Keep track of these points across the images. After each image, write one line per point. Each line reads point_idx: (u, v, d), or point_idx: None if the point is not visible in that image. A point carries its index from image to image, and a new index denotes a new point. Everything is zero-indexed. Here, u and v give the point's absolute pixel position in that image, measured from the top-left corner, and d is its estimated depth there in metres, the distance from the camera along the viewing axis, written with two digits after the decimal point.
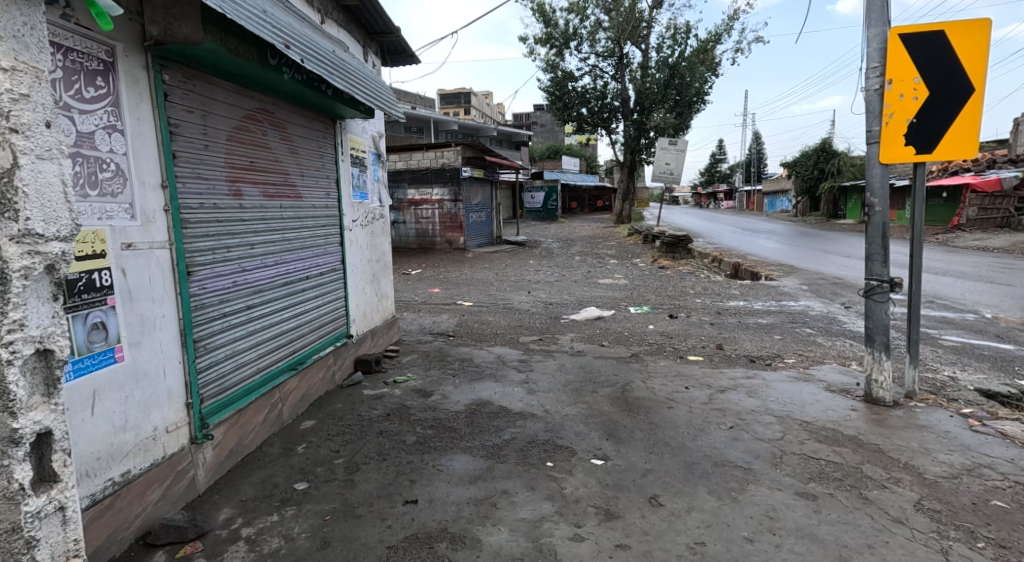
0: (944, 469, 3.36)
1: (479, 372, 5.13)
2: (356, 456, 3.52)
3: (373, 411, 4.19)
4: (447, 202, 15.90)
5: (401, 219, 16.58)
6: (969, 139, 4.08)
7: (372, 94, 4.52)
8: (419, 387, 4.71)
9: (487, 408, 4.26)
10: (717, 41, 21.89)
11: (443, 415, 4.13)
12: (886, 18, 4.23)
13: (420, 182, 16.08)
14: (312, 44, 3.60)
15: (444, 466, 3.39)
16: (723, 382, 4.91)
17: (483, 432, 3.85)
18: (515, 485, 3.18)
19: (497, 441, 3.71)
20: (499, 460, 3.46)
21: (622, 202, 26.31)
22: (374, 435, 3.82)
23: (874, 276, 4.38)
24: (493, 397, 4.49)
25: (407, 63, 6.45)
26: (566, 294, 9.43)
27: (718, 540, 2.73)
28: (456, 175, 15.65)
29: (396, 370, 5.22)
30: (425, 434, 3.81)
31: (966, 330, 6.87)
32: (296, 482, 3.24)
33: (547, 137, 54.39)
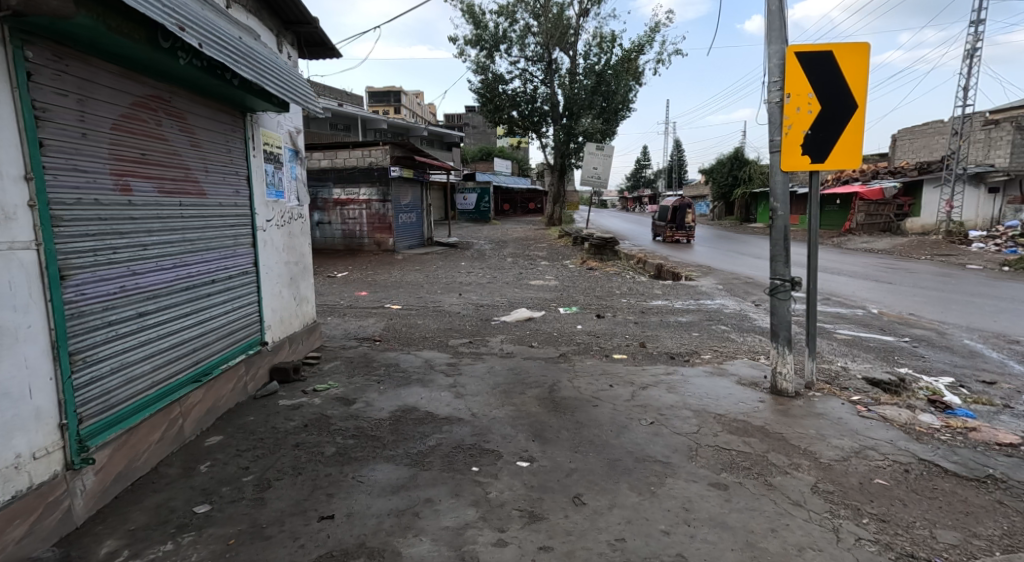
0: (837, 452, 3.61)
1: (405, 377, 4.98)
2: (267, 472, 3.31)
3: (290, 423, 3.96)
4: (375, 202, 15.48)
5: (326, 219, 15.99)
6: (854, 151, 4.42)
7: (287, 86, 4.26)
8: (341, 395, 4.51)
9: (413, 414, 4.15)
10: (640, 51, 22.67)
11: (365, 423, 3.98)
12: (785, 37, 4.54)
13: (347, 182, 15.55)
14: (213, 29, 3.35)
15: (365, 477, 3.26)
16: (646, 378, 5.07)
17: (407, 439, 3.74)
18: (439, 492, 3.10)
19: (421, 448, 3.61)
20: (424, 467, 3.36)
21: (554, 205, 26.68)
22: (289, 447, 3.61)
23: (778, 275, 4.66)
24: (419, 402, 4.37)
25: (327, 57, 6.20)
26: (495, 295, 9.42)
27: (637, 535, 2.77)
28: (384, 175, 15.27)
29: (316, 378, 4.97)
30: (345, 445, 3.65)
31: (856, 324, 7.49)
32: (196, 504, 3.00)
33: (478, 138, 54.34)
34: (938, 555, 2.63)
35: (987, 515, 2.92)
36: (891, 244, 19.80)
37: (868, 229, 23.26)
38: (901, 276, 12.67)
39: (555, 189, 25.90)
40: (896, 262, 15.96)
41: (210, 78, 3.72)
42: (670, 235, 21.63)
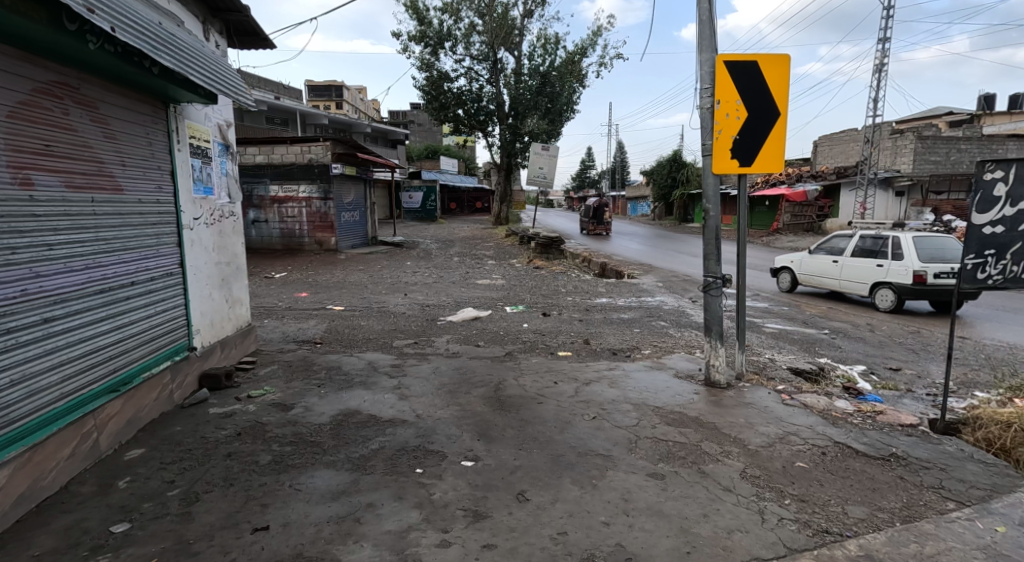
0: (763, 439, 3.83)
1: (347, 380, 4.90)
2: (195, 485, 3.19)
3: (221, 432, 3.82)
4: (315, 199, 15.05)
5: (263, 217, 15.40)
6: (778, 156, 4.71)
7: (213, 76, 4.10)
8: (277, 401, 4.39)
9: (355, 418, 4.09)
10: (584, 54, 23.04)
11: (305, 429, 3.89)
12: (715, 45, 4.77)
13: (285, 179, 15.03)
14: (126, 12, 3.19)
15: (303, 485, 3.19)
16: (589, 374, 5.20)
17: (349, 443, 3.69)
18: (382, 496, 3.08)
19: (363, 452, 3.57)
20: (366, 471, 3.33)
21: (500, 204, 26.73)
22: (220, 457, 3.49)
23: (710, 273, 4.88)
24: (362, 405, 4.32)
25: (259, 47, 6.01)
26: (442, 295, 9.38)
27: (579, 528, 2.85)
28: (324, 172, 14.87)
29: (251, 383, 4.81)
30: (282, 452, 3.56)
31: (783, 318, 7.94)
32: (114, 524, 2.85)
33: (423, 135, 53.70)
34: (850, 529, 2.85)
35: (891, 490, 3.19)
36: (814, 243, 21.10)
37: (794, 228, 24.67)
38: None
39: (501, 188, 25.98)
40: None
41: (125, 64, 3.54)
42: (593, 229, 26.14)
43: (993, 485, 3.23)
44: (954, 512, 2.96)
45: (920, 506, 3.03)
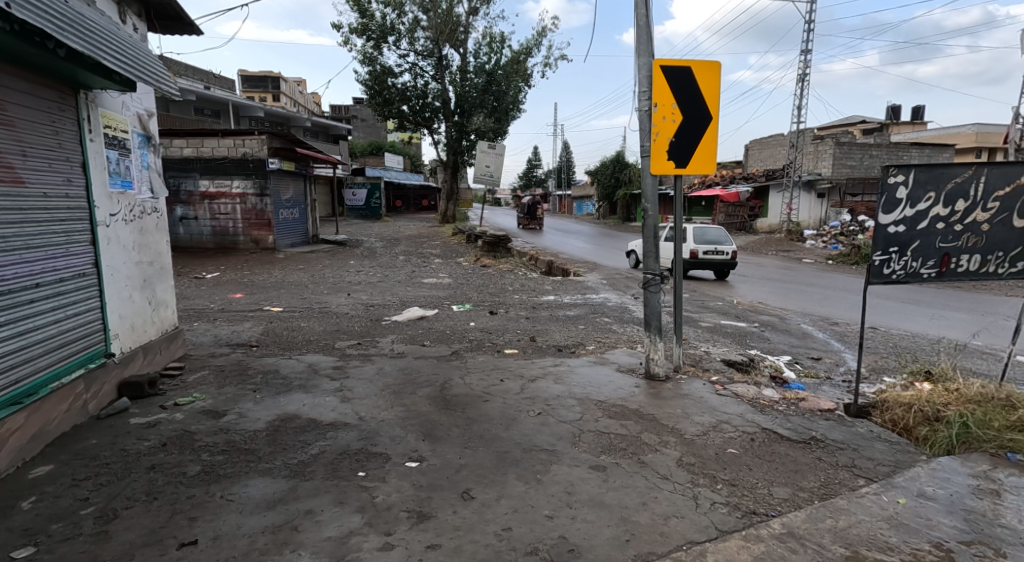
0: (699, 428, 4.01)
1: (285, 384, 4.77)
2: (113, 501, 3.04)
3: (143, 444, 3.65)
4: (250, 195, 14.49)
5: (192, 214, 14.67)
6: (710, 158, 4.94)
7: (131, 60, 3.90)
8: (207, 408, 4.22)
9: (293, 423, 3.99)
10: (529, 54, 23.14)
11: (238, 436, 3.77)
12: (651, 51, 4.94)
13: (216, 173, 14.37)
14: None
15: (236, 495, 3.09)
16: (534, 371, 5.28)
17: (286, 449, 3.60)
18: (321, 502, 3.03)
19: (302, 458, 3.49)
20: (304, 478, 3.26)
21: (446, 202, 26.51)
22: (143, 471, 3.33)
23: (649, 270, 5.05)
24: (301, 410, 4.21)
25: (183, 32, 5.75)
26: (387, 295, 9.25)
27: (523, 523, 2.89)
28: (260, 167, 14.34)
29: (178, 391, 4.59)
30: (212, 462, 3.43)
31: (718, 312, 8.32)
32: (18, 548, 2.68)
33: (367, 131, 52.58)
34: (775, 509, 3.04)
35: (811, 471, 3.41)
36: (746, 242, 22.15)
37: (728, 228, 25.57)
38: (758, 270, 14.17)
39: (447, 186, 25.83)
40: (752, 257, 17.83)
41: (24, 44, 3.31)
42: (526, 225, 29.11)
43: (897, 462, 3.51)
44: (864, 488, 3.20)
45: (836, 485, 3.26)
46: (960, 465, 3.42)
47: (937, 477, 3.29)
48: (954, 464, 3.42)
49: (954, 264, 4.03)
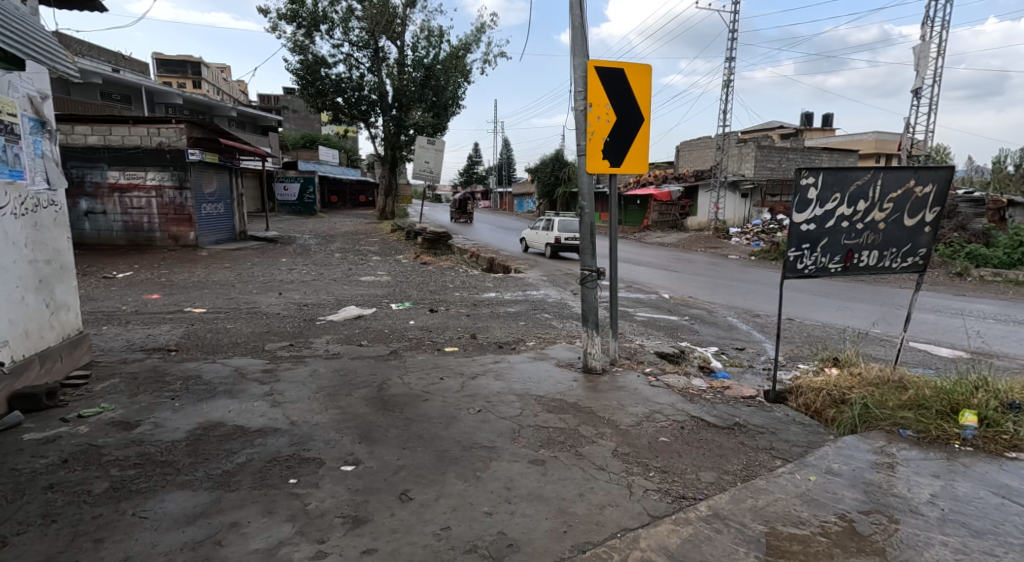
0: (633, 418, 4.17)
1: (208, 390, 4.55)
2: (3, 526, 2.80)
3: (40, 461, 3.38)
4: (167, 188, 13.69)
5: (99, 208, 13.66)
6: (642, 158, 5.13)
7: (18, 35, 3.61)
8: (118, 419, 3.96)
9: (217, 430, 3.82)
10: (468, 49, 23.01)
11: (152, 448, 3.56)
12: (586, 52, 5.06)
13: (129, 164, 13.48)
14: None
15: (151, 511, 2.93)
16: (474, 368, 5.30)
17: (210, 459, 3.44)
18: (248, 513, 2.92)
19: (227, 466, 3.35)
20: (229, 488, 3.13)
21: (385, 197, 26.04)
22: (39, 491, 3.09)
23: (586, 266, 5.18)
24: (225, 417, 4.02)
25: (78, 7, 5.38)
26: (322, 293, 9.00)
27: (462, 521, 2.91)
28: (178, 159, 13.56)
29: (82, 402, 4.29)
30: (122, 477, 3.23)
31: (653, 307, 8.63)
32: None
33: (299, 123, 50.77)
34: (702, 492, 3.21)
35: (734, 455, 3.63)
36: (678, 239, 23.07)
37: (661, 226, 26.45)
38: (689, 265, 14.80)
39: (386, 181, 25.37)
40: (684, 254, 18.58)
41: None
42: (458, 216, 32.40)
43: (809, 442, 3.80)
44: (780, 468, 3.44)
45: (756, 467, 3.48)
46: (862, 442, 3.73)
47: (842, 454, 3.58)
48: (857, 442, 3.74)
49: (857, 260, 4.39)
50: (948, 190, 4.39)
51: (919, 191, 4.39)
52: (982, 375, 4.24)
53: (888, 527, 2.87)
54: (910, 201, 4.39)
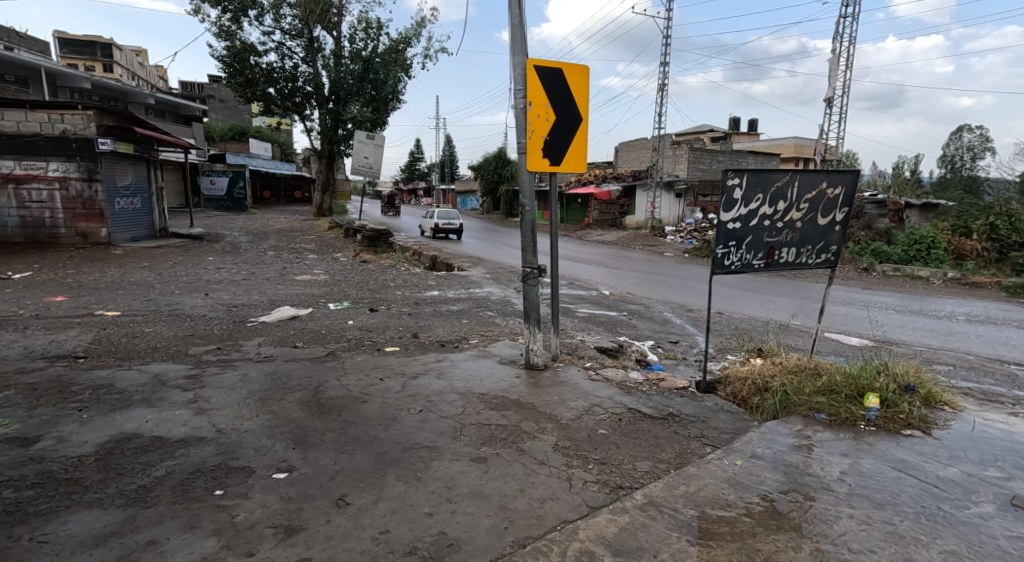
0: (574, 412, 4.25)
1: (122, 399, 4.27)
2: None
3: None
4: (73, 179, 12.67)
5: None
6: (580, 157, 5.23)
7: None
8: (16, 435, 3.65)
9: (133, 442, 3.59)
10: (407, 43, 22.68)
11: (57, 464, 3.30)
12: (526, 50, 5.10)
13: (28, 153, 12.40)
14: None
15: (55, 534, 2.72)
16: (416, 367, 5.24)
17: (124, 474, 3.23)
18: (167, 530, 2.76)
19: (144, 481, 3.16)
20: (146, 505, 2.95)
21: (322, 194, 25.28)
22: None
23: (528, 264, 5.22)
24: (142, 427, 3.78)
25: None
26: (254, 293, 8.64)
27: (401, 523, 2.88)
28: (85, 148, 12.60)
29: None
30: (20, 499, 2.97)
31: (593, 303, 8.82)
32: None
33: (227, 114, 48.44)
34: (637, 482, 3.31)
35: (668, 444, 3.77)
36: (617, 237, 23.69)
37: (601, 224, 27.04)
38: (627, 262, 15.23)
39: (323, 177, 24.65)
40: (622, 251, 19.06)
41: None
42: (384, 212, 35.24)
43: (735, 429, 4.00)
44: (710, 454, 3.60)
45: (688, 454, 3.64)
46: (784, 427, 3.97)
47: (765, 438, 3.79)
48: (779, 426, 3.97)
49: (778, 256, 4.65)
50: (855, 193, 4.72)
51: (830, 193, 4.70)
52: (885, 361, 4.62)
53: (805, 505, 3.06)
54: (823, 202, 4.69)
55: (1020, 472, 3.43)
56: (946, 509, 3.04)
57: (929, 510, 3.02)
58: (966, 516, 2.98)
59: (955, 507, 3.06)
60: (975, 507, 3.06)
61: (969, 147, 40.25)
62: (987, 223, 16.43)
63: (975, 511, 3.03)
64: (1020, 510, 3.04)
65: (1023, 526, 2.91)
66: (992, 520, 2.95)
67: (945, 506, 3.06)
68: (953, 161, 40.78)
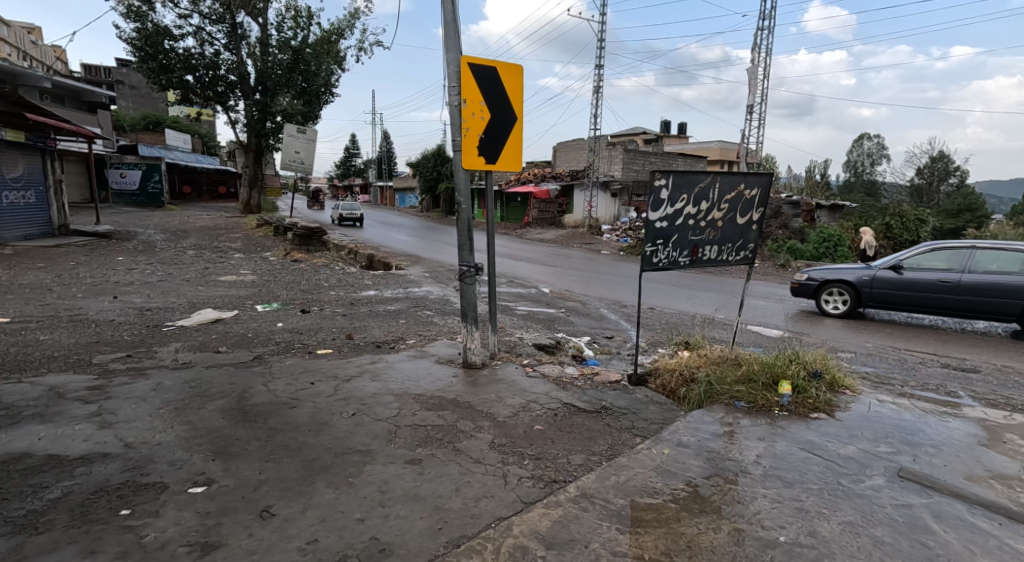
0: (510, 410, 4.25)
1: (13, 415, 3.90)
2: None
3: None
4: None
5: None
6: (515, 156, 5.25)
7: None
8: None
9: (24, 463, 3.28)
10: (340, 35, 21.98)
11: None
12: (460, 47, 5.06)
13: None
14: None
15: None
16: (349, 370, 5.09)
17: (14, 498, 2.95)
18: (65, 556, 2.55)
19: (37, 506, 2.90)
20: (39, 531, 2.71)
21: (249, 190, 24.14)
22: None
23: (464, 262, 5.18)
24: (34, 446, 3.47)
25: None
26: (171, 296, 8.12)
27: (330, 532, 2.78)
28: None
29: None
30: None
31: (532, 300, 8.89)
32: None
33: (141, 103, 45.36)
34: (571, 475, 3.36)
35: (600, 436, 3.86)
36: (556, 235, 24.01)
37: (541, 223, 27.38)
38: (564, 259, 15.47)
39: (250, 172, 23.56)
40: (559, 249, 19.33)
41: None
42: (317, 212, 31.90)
43: (664, 420, 4.15)
44: (640, 445, 3.70)
45: (620, 446, 3.74)
46: (709, 415, 4.14)
47: (691, 427, 3.93)
48: (704, 415, 4.14)
49: (702, 254, 4.84)
50: (770, 194, 4.98)
51: (748, 194, 4.93)
52: (796, 350, 4.92)
53: (725, 488, 3.21)
54: (741, 202, 4.92)
55: (908, 447, 3.74)
56: (845, 484, 3.26)
57: (831, 486, 3.23)
58: (862, 488, 3.22)
59: (852, 481, 3.29)
60: (869, 480, 3.31)
61: (869, 153, 43.66)
62: (884, 223, 18.16)
63: (868, 484, 3.27)
64: (906, 481, 3.32)
65: (907, 494, 3.18)
66: (883, 491, 3.20)
67: (844, 481, 3.29)
68: (855, 166, 44.16)
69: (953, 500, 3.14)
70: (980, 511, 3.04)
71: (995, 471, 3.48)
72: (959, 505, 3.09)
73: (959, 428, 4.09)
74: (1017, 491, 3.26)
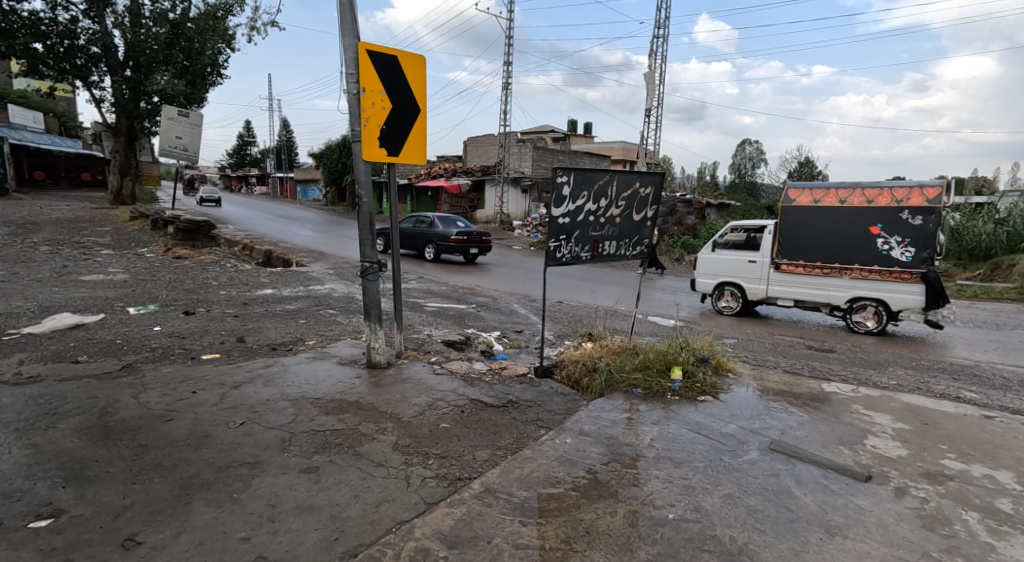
0: (415, 409, 4.11)
1: None
2: None
3: None
4: None
5: None
6: (419, 149, 5.10)
7: None
8: None
9: None
10: (228, 11, 20.24)
11: None
12: (357, 33, 4.80)
13: None
14: None
15: None
16: (239, 376, 4.69)
17: None
18: None
19: None
20: None
21: (119, 176, 21.71)
22: None
23: (367, 258, 4.95)
24: None
25: None
26: (19, 300, 7.09)
27: (208, 555, 2.52)
28: None
29: None
30: None
31: (441, 297, 8.74)
32: None
33: None
34: (476, 471, 3.30)
35: (506, 431, 3.82)
36: None
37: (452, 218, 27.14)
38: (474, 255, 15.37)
39: (121, 158, 21.24)
40: None
41: None
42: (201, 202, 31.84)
43: (566, 410, 4.21)
44: (543, 436, 3.72)
45: (525, 439, 3.72)
46: (608, 403, 4.25)
47: (592, 415, 4.01)
48: (605, 403, 4.24)
49: (602, 249, 4.96)
50: (662, 191, 5.21)
51: (643, 192, 5.13)
52: (687, 338, 5.18)
53: (623, 473, 3.28)
54: (637, 199, 5.11)
55: (778, 422, 4.04)
56: (726, 460, 3.45)
57: (713, 463, 3.41)
58: (739, 463, 3.42)
59: (732, 456, 3.50)
60: (746, 455, 3.53)
61: (750, 156, 47.43)
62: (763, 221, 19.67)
63: (746, 458, 3.49)
64: (775, 453, 3.57)
65: (776, 464, 3.42)
66: (757, 463, 3.42)
67: (725, 457, 3.49)
68: (739, 168, 47.65)
69: (812, 467, 3.41)
70: (832, 475, 3.33)
71: (844, 438, 3.83)
72: (815, 470, 3.37)
73: (819, 402, 4.49)
74: (861, 453, 3.61)
